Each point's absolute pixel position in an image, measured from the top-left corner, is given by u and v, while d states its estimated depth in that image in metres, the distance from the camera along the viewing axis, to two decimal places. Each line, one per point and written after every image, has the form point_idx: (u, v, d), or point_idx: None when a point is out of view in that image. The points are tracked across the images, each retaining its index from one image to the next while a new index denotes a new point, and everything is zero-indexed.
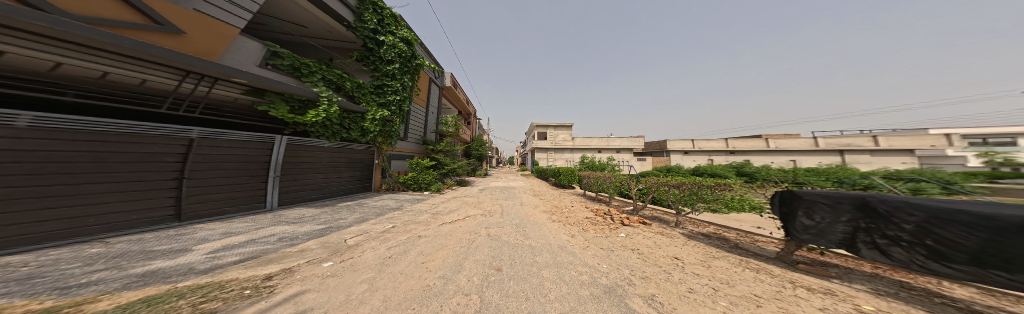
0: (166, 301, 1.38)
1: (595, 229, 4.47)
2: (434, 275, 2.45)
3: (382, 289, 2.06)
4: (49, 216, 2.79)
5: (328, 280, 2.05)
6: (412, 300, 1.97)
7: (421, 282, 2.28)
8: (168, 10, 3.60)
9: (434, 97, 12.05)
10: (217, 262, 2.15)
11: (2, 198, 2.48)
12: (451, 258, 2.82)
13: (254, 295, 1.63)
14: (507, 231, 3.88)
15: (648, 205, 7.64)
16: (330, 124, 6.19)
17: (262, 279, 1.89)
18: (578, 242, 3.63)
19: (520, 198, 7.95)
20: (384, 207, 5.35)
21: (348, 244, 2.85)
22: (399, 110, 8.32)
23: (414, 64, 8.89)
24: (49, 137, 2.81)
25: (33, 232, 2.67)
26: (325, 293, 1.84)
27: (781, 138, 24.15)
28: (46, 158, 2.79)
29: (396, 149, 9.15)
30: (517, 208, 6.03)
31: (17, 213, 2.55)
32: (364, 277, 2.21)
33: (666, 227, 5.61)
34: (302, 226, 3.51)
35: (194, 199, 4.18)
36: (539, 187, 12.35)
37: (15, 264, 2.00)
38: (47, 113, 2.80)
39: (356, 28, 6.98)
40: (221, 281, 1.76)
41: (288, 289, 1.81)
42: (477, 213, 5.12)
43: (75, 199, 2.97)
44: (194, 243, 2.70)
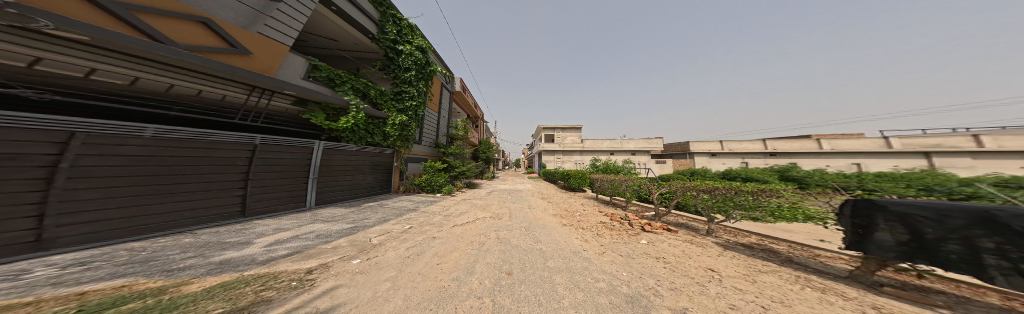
0: (237, 287, 1.63)
1: (612, 234, 4.19)
2: (449, 276, 2.50)
3: (403, 290, 2.13)
4: (158, 210, 3.54)
5: (357, 276, 2.22)
6: (430, 301, 2.04)
7: (437, 283, 2.35)
8: (242, 36, 4.46)
9: (444, 101, 12.78)
10: (271, 254, 2.44)
11: (133, 195, 3.27)
12: (464, 260, 2.85)
13: (299, 287, 1.82)
14: (516, 234, 3.80)
15: (672, 211, 7.03)
16: (357, 130, 6.86)
17: (304, 272, 2.10)
18: (594, 247, 3.43)
19: (528, 201, 7.79)
20: (402, 208, 5.64)
21: (373, 243, 3.04)
22: (415, 115, 8.99)
23: (428, 70, 9.61)
24: (163, 145, 3.60)
25: (148, 223, 3.42)
26: (354, 291, 1.97)
27: (837, 139, 20.64)
28: (159, 162, 3.56)
29: (412, 153, 9.75)
30: (526, 211, 5.93)
31: (132, 207, 3.28)
32: (388, 275, 2.34)
33: (693, 234, 5.08)
34: (334, 225, 3.83)
35: (256, 198, 4.84)
36: (548, 190, 12.09)
37: (136, 248, 2.51)
38: (165, 126, 3.65)
39: (379, 40, 7.93)
40: (274, 273, 1.99)
41: (324, 283, 1.99)
42: (486, 215, 5.14)
43: (175, 196, 3.72)
44: (255, 236, 3.11)
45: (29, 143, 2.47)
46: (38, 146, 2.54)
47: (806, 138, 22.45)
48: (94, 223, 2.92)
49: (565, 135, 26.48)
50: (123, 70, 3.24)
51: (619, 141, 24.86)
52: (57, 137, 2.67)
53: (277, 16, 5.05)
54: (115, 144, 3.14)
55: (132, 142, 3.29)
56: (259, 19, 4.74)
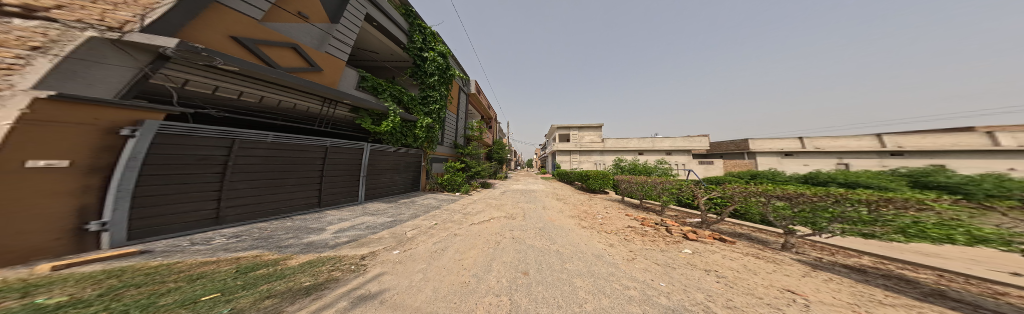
0: (316, 264, 2.44)
1: (645, 240, 3.69)
2: (469, 272, 2.61)
3: (430, 283, 2.34)
4: (273, 199, 4.90)
5: (397, 265, 2.56)
6: (453, 294, 2.19)
7: (459, 278, 2.49)
8: (318, 56, 5.69)
9: (462, 103, 13.57)
10: (337, 240, 3.04)
11: (260, 186, 4.66)
12: (483, 257, 2.94)
13: (356, 271, 2.36)
14: (529, 234, 3.74)
15: (727, 219, 5.85)
16: (394, 133, 7.81)
17: (359, 260, 2.57)
18: (622, 253, 3.10)
19: (545, 202, 7.54)
20: (428, 205, 6.18)
21: (408, 236, 3.41)
22: (438, 118, 9.84)
23: (448, 74, 10.47)
24: (277, 149, 4.97)
25: (269, 208, 4.81)
26: (392, 281, 2.29)
27: (1005, 131, 14.29)
28: (275, 161, 4.93)
29: (436, 154, 10.61)
30: (543, 211, 5.77)
31: (260, 195, 4.66)
32: (419, 267, 2.60)
33: (756, 247, 4.12)
34: (379, 217, 4.45)
35: (328, 192, 6.06)
36: (565, 191, 11.53)
37: (261, 230, 3.40)
38: (279, 134, 5.05)
39: (408, 48, 8.98)
40: (337, 256, 2.62)
41: (374, 270, 2.40)
42: (502, 215, 5.19)
43: (282, 188, 5.05)
44: (326, 223, 3.86)
45: (211, 147, 3.95)
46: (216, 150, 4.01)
47: (948, 133, 16.01)
48: (244, 206, 4.40)
49: (584, 135, 24.94)
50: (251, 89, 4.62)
51: (649, 140, 22.32)
52: (226, 143, 4.14)
53: (337, 36, 6.18)
54: (252, 148, 4.54)
55: (262, 146, 4.69)
56: (326, 40, 5.93)
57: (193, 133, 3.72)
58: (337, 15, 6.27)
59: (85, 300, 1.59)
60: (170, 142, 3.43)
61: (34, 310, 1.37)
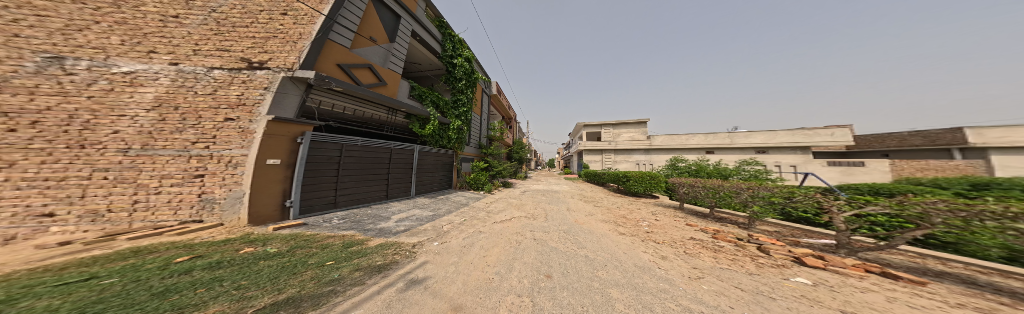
0: (387, 246, 3.21)
1: (725, 261, 2.69)
2: (492, 269, 2.73)
3: (459, 276, 2.61)
4: (370, 189, 6.28)
5: (435, 255, 2.98)
6: (478, 291, 2.35)
7: (484, 275, 2.65)
8: (385, 72, 6.90)
9: (486, 105, 13.57)
10: (398, 228, 3.88)
11: (362, 179, 6.02)
12: (505, 255, 3.03)
13: (408, 256, 2.93)
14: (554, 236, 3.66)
15: (895, 248, 3.61)
16: (435, 136, 8.77)
17: (410, 247, 3.14)
18: (680, 269, 2.45)
19: (570, 204, 7.02)
20: (460, 202, 6.80)
21: (444, 230, 3.87)
22: (465, 120, 10.48)
23: (474, 78, 10.93)
24: (372, 151, 6.30)
25: (366, 196, 6.20)
26: (434, 270, 2.71)
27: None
28: (370, 160, 6.25)
29: (466, 154, 10.96)
30: (569, 214, 5.43)
31: (362, 185, 6.04)
32: (452, 259, 2.91)
33: (949, 280, 2.47)
34: (424, 211, 5.28)
35: (402, 186, 7.40)
36: (595, 195, 10.26)
37: (359, 219, 4.36)
38: (373, 139, 6.39)
39: (441, 57, 9.72)
40: (396, 242, 3.30)
41: (420, 258, 2.90)
42: (523, 214, 5.10)
43: (374, 182, 6.38)
44: (392, 213, 4.95)
45: (336, 148, 5.38)
46: (338, 151, 5.40)
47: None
48: (353, 194, 5.80)
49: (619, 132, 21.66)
50: (349, 105, 6.05)
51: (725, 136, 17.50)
52: (344, 146, 5.51)
53: (396, 53, 7.35)
54: (357, 149, 5.89)
55: (363, 147, 6.01)
56: (390, 59, 7.15)
57: (327, 139, 5.19)
58: (395, 35, 7.46)
59: (281, 252, 2.79)
60: (318, 145, 4.98)
61: (266, 255, 2.67)
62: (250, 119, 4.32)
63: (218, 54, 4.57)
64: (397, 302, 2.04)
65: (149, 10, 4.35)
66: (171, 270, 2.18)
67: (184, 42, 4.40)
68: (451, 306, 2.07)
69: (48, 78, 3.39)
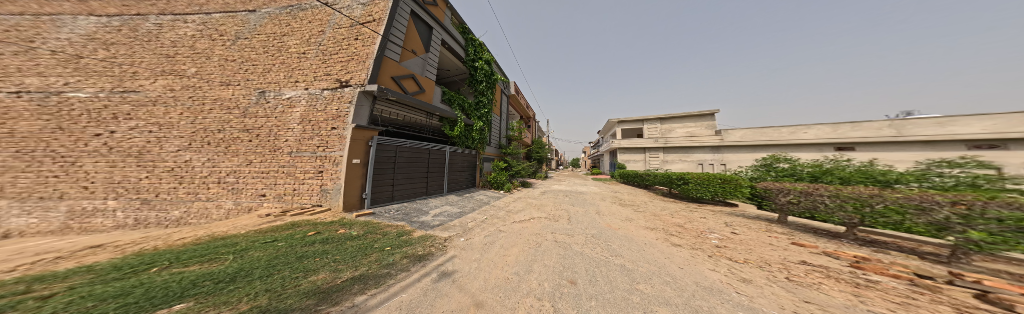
0: (426, 238, 3.67)
1: (861, 300, 1.80)
2: (512, 270, 2.77)
3: (481, 273, 2.73)
4: (420, 186, 7.40)
5: (462, 249, 3.23)
6: (497, 289, 2.42)
7: (503, 274, 2.70)
8: (425, 81, 7.86)
9: (505, 105, 13.67)
10: (432, 223, 4.39)
11: (414, 177, 7.14)
12: (525, 257, 3.04)
13: (439, 248, 3.27)
14: (580, 240, 3.67)
15: None
16: (462, 137, 9.37)
17: (440, 241, 3.51)
18: (768, 300, 1.80)
19: (600, 207, 6.28)
20: (482, 200, 7.10)
21: (469, 227, 4.11)
22: (486, 121, 10.79)
23: (493, 79, 11.06)
24: (421, 152, 7.39)
25: (418, 191, 7.30)
26: (461, 264, 2.92)
27: None
28: (420, 161, 7.33)
29: (486, 153, 11.16)
30: (600, 220, 4.89)
31: (414, 182, 7.15)
32: (475, 256, 3.06)
33: None
34: (451, 208, 5.77)
35: (443, 183, 8.40)
36: (633, 199, 8.78)
37: (406, 213, 5.12)
38: (422, 143, 7.46)
39: (467, 61, 9.99)
40: (432, 235, 3.74)
41: (449, 251, 3.18)
42: (544, 215, 4.84)
43: (423, 179, 7.47)
44: (427, 208, 5.64)
45: (396, 148, 6.57)
46: (398, 151, 6.61)
47: None
48: (408, 189, 6.94)
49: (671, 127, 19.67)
50: (400, 110, 7.15)
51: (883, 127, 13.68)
52: (401, 149, 6.71)
53: (431, 62, 8.25)
54: (410, 151, 7.04)
55: (414, 149, 7.16)
56: (427, 68, 8.09)
57: (389, 142, 6.41)
58: (429, 46, 8.31)
59: (360, 235, 3.65)
60: (385, 147, 6.24)
61: (346, 237, 3.54)
62: (342, 125, 5.82)
63: (326, 75, 6.48)
64: (429, 291, 2.36)
65: (292, 50, 6.90)
66: (307, 240, 3.26)
67: (309, 70, 6.62)
68: (471, 303, 2.20)
69: (262, 106, 6.22)
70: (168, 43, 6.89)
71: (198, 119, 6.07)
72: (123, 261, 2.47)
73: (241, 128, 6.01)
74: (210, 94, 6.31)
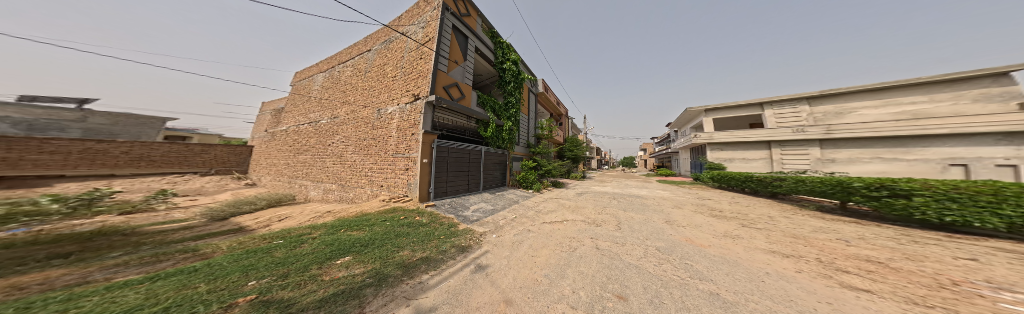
0: (469, 232, 4.10)
1: None
2: (542, 272, 2.62)
3: (511, 271, 2.73)
4: (467, 184, 7.99)
5: (496, 246, 3.38)
6: (526, 289, 2.34)
7: (533, 275, 2.58)
8: (467, 88, 8.21)
9: (532, 104, 13.25)
10: (475, 218, 5.01)
11: (462, 175, 7.76)
12: (555, 259, 2.82)
13: (477, 243, 3.58)
14: (636, 252, 2.91)
15: None
16: (495, 137, 9.34)
17: (477, 237, 3.80)
18: None
19: (667, 214, 4.74)
20: (512, 199, 7.24)
21: (500, 225, 4.27)
22: (514, 120, 10.63)
23: (520, 78, 10.85)
24: (467, 153, 8.06)
25: (466, 188, 7.95)
26: (494, 259, 3.06)
27: None
28: (467, 161, 8.00)
29: (515, 152, 10.97)
30: (668, 228, 3.70)
31: (462, 179, 7.79)
32: (505, 253, 3.13)
33: None
34: (485, 205, 6.24)
35: (485, 181, 8.83)
36: (723, 207, 6.18)
37: (456, 208, 5.85)
38: (468, 145, 8.10)
39: (496, 64, 9.91)
40: (472, 231, 4.11)
41: (484, 246, 3.41)
42: (581, 219, 4.23)
43: (468, 177, 8.03)
44: (473, 204, 6.34)
45: (450, 150, 7.33)
46: (451, 152, 7.37)
47: None
48: (458, 186, 7.63)
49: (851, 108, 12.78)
50: (450, 115, 7.63)
51: None
52: (455, 151, 7.50)
53: (469, 70, 8.51)
54: (462, 153, 7.77)
55: (463, 151, 7.82)
56: (466, 76, 8.42)
57: (445, 145, 7.15)
58: (466, 55, 8.54)
59: (427, 223, 4.56)
60: (443, 150, 7.12)
61: (414, 223, 4.56)
62: (413, 132, 6.81)
63: (402, 92, 7.81)
64: (468, 282, 2.66)
65: (386, 73, 8.80)
66: (399, 222, 4.49)
67: (393, 90, 8.16)
68: (499, 300, 2.23)
69: (377, 121, 8.42)
70: (343, 82, 11.05)
71: (359, 129, 8.92)
72: (338, 221, 4.37)
73: (372, 135, 8.38)
74: (361, 113, 9.19)
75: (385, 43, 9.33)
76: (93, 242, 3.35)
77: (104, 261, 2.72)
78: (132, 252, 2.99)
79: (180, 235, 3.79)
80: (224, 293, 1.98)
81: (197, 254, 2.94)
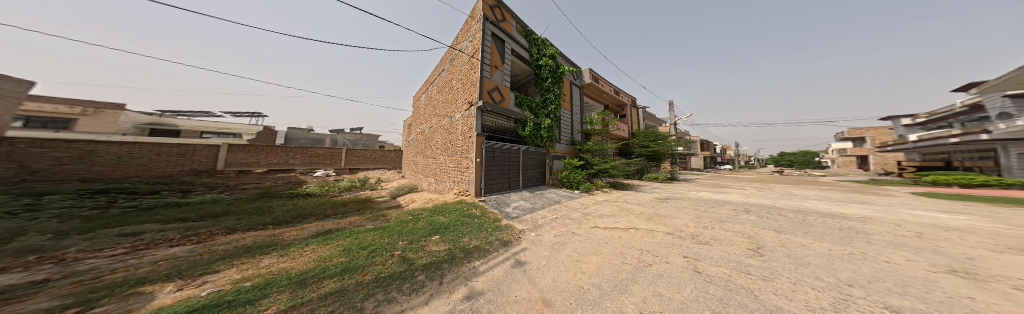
0: (511, 228, 4.13)
1: None
2: (589, 280, 2.03)
3: (554, 272, 2.34)
4: (512, 182, 7.90)
5: (537, 243, 3.22)
6: (568, 293, 1.85)
7: (577, 283, 2.00)
8: (506, 89, 7.98)
9: (576, 97, 11.39)
10: (517, 214, 5.24)
11: (507, 173, 7.77)
12: (609, 269, 2.16)
13: (517, 239, 3.53)
14: (795, 289, 1.43)
15: None
16: (532, 136, 8.66)
17: (517, 234, 3.79)
18: None
19: (930, 258, 2.04)
20: (552, 200, 6.81)
21: (539, 224, 4.23)
22: (555, 117, 9.49)
23: (560, 73, 9.75)
24: (513, 153, 8.00)
25: (511, 186, 7.89)
26: (532, 257, 2.85)
27: None
28: (512, 160, 7.94)
29: (556, 151, 9.81)
30: (957, 281, 1.51)
31: (506, 176, 7.72)
32: (544, 253, 2.88)
33: None
34: (528, 203, 6.19)
35: (529, 180, 8.54)
36: None
37: (501, 204, 6.12)
38: (515, 145, 8.12)
39: (531, 62, 9.25)
40: (515, 229, 4.09)
41: (523, 243, 3.37)
42: (659, 230, 3.36)
43: (513, 174, 7.95)
44: (517, 202, 6.35)
45: (498, 151, 7.49)
46: (498, 151, 7.49)
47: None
48: (503, 183, 7.62)
49: None
50: (495, 117, 7.64)
51: None
52: (503, 152, 7.64)
53: (506, 71, 8.19)
54: (510, 153, 7.87)
55: (508, 151, 7.85)
56: (504, 77, 8.11)
57: (494, 145, 7.37)
58: (504, 55, 8.22)
59: (478, 215, 5.18)
60: (493, 149, 7.28)
61: (474, 214, 5.33)
62: (466, 133, 7.29)
63: (456, 99, 8.47)
64: (509, 275, 2.57)
65: (450, 82, 9.41)
66: (465, 213, 5.48)
67: (450, 101, 9.00)
68: (537, 299, 1.86)
69: (441, 128, 9.74)
70: (426, 98, 13.14)
71: (432, 136, 10.71)
72: (438, 207, 6.25)
73: (439, 141, 9.65)
74: (434, 125, 10.79)
75: (450, 61, 9.81)
76: (366, 203, 7.58)
77: (368, 214, 6.04)
78: (373, 211, 6.36)
79: (384, 206, 7.23)
80: (389, 247, 3.59)
81: (387, 216, 5.69)
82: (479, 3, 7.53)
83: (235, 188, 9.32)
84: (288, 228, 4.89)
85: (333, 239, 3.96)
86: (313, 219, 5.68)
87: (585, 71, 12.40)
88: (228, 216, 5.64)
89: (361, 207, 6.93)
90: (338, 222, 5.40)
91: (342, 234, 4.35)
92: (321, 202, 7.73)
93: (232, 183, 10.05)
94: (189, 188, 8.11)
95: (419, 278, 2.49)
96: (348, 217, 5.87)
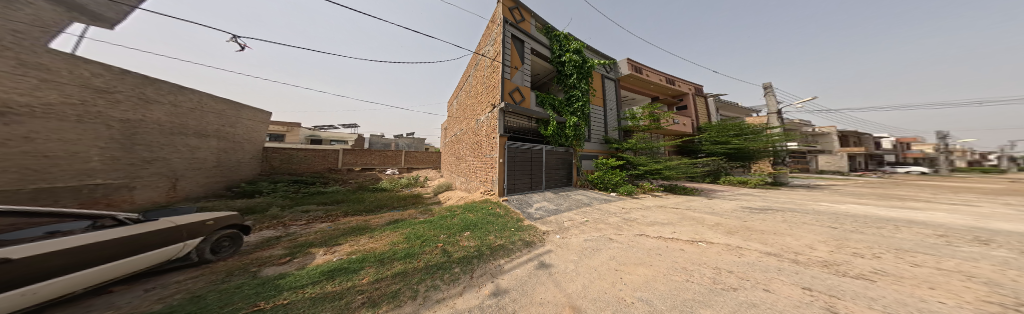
0: (533, 230, 3.82)
1: None
2: (634, 292, 1.51)
3: (586, 278, 1.90)
4: (535, 182, 7.67)
5: (565, 247, 2.79)
6: (605, 303, 1.43)
7: (618, 293, 1.54)
8: (528, 90, 7.98)
9: (609, 91, 10.07)
10: (541, 215, 4.86)
11: (532, 173, 7.60)
12: (666, 285, 1.56)
13: (541, 241, 3.19)
14: None
15: None
16: (558, 135, 8.16)
17: (540, 235, 3.45)
18: None
19: None
20: (580, 201, 6.05)
21: (565, 226, 3.75)
22: (584, 115, 8.65)
23: (588, 66, 8.96)
24: (536, 154, 7.79)
25: (536, 187, 7.67)
26: (558, 261, 2.46)
27: None
28: (536, 160, 7.73)
29: (585, 150, 8.82)
30: None
31: (530, 176, 7.57)
32: (572, 257, 2.43)
33: None
34: (554, 204, 5.67)
35: (555, 181, 8.11)
36: None
37: (524, 205, 5.85)
38: (539, 146, 7.88)
39: (553, 60, 8.97)
40: (538, 230, 3.76)
41: (547, 245, 3.02)
42: (753, 248, 2.31)
43: (537, 174, 7.72)
44: (541, 203, 5.94)
45: (522, 152, 7.43)
46: (522, 152, 7.44)
47: None
48: (527, 183, 7.48)
49: None
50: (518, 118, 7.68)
51: None
52: (527, 153, 7.54)
53: (525, 71, 8.24)
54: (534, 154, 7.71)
55: (532, 152, 7.68)
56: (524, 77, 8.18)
57: (518, 146, 7.39)
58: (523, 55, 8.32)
59: (502, 215, 5.13)
60: (516, 151, 7.27)
61: (501, 213, 5.32)
62: (491, 134, 7.60)
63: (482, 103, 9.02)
64: (532, 276, 2.29)
65: (477, 87, 10.08)
66: (493, 212, 5.54)
67: (478, 105, 9.64)
68: (564, 303, 1.54)
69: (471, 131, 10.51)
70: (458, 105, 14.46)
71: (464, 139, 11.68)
72: (470, 204, 6.66)
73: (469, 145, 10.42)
74: (465, 130, 11.76)
75: (476, 67, 10.46)
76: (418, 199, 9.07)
77: (419, 208, 7.16)
78: (425, 205, 7.55)
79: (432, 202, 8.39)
80: (439, 238, 4.06)
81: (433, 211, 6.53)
82: (499, 8, 7.98)
83: (346, 182, 13.36)
84: (374, 215, 6.44)
85: (400, 227, 4.86)
86: (387, 209, 7.27)
87: (620, 61, 10.85)
88: (342, 203, 8.11)
89: (414, 202, 8.32)
90: (401, 213, 6.64)
91: (403, 224, 5.23)
92: (394, 196, 9.85)
93: (348, 177, 14.51)
94: (325, 181, 12.26)
95: (455, 270, 2.60)
96: (406, 209, 7.15)
